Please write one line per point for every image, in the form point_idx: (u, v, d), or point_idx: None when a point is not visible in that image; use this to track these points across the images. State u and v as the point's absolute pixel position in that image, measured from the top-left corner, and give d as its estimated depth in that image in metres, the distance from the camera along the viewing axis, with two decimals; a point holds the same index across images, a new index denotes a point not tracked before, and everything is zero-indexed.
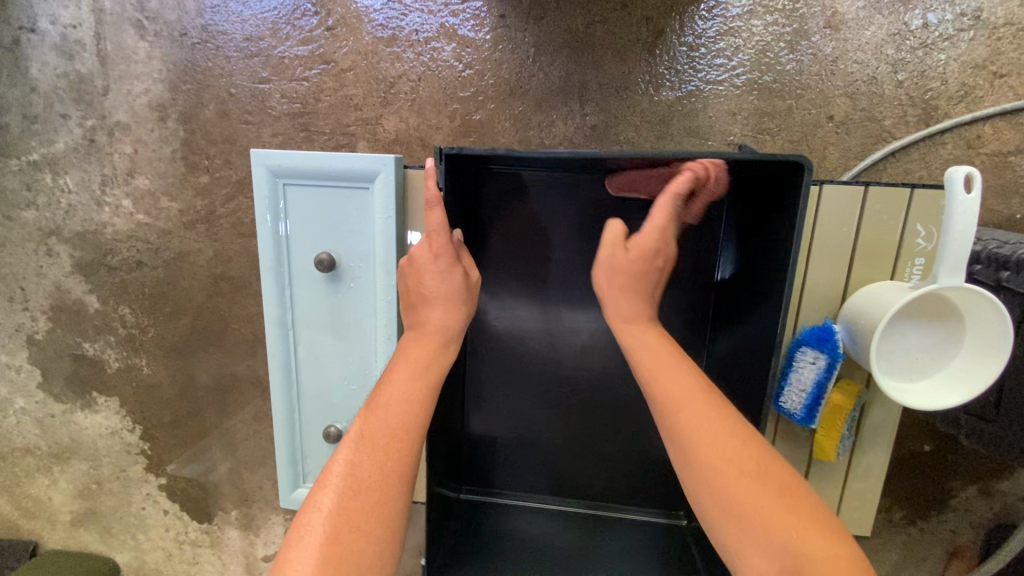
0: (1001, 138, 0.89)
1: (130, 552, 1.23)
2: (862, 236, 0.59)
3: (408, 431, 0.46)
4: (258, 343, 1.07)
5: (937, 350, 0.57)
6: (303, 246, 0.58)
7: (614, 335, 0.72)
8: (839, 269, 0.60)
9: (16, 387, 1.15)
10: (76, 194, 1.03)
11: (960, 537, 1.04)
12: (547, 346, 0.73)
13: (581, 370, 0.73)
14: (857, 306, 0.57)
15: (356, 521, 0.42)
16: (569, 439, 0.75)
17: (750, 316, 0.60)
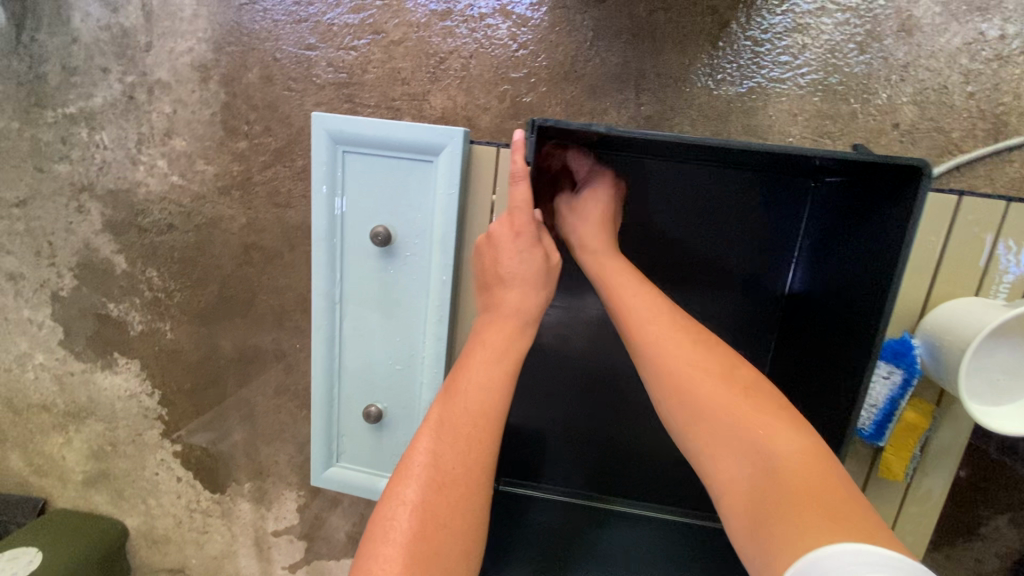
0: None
1: (139, 517, 1.23)
2: (949, 252, 0.59)
3: (487, 419, 0.50)
4: (285, 316, 1.05)
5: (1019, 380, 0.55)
6: (359, 218, 0.56)
7: None
8: (921, 283, 0.60)
9: (37, 343, 1.14)
10: (111, 151, 1.01)
11: (986, 566, 1.02)
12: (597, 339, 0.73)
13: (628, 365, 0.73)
14: (941, 323, 0.56)
15: (447, 508, 0.46)
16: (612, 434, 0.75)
17: (832, 327, 0.60)
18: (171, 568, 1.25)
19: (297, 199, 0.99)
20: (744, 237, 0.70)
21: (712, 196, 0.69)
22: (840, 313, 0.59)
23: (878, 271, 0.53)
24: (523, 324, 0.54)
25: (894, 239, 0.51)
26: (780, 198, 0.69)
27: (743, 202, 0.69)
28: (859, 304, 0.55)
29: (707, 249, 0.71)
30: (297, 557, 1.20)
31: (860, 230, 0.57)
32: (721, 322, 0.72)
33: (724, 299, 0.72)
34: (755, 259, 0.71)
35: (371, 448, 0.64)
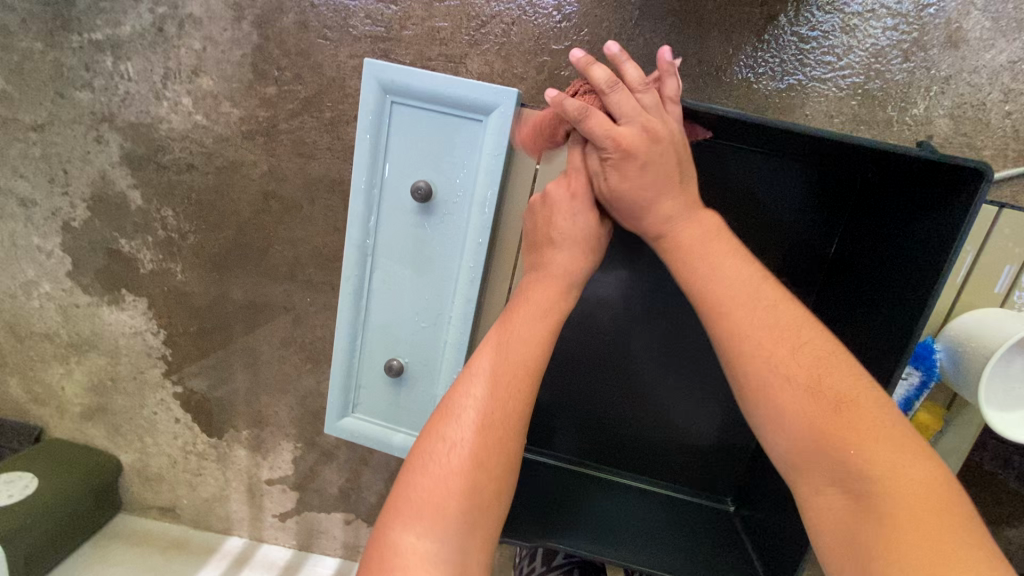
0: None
1: (134, 454, 1.23)
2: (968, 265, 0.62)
3: (530, 373, 0.52)
4: (298, 269, 1.05)
5: None
6: (400, 172, 0.56)
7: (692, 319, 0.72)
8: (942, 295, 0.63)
9: (44, 271, 1.13)
10: (135, 83, 0.99)
11: None
12: (628, 322, 0.73)
13: (654, 352, 0.73)
14: (964, 336, 0.58)
15: (481, 463, 0.48)
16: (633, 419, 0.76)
17: (870, 325, 0.61)
18: (162, 506, 1.26)
19: (321, 151, 0.98)
20: (783, 231, 0.70)
21: (759, 187, 0.69)
22: (877, 313, 0.61)
23: (929, 267, 0.55)
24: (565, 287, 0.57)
25: (950, 239, 0.52)
26: (826, 198, 0.69)
27: (784, 199, 0.69)
28: (903, 305, 0.57)
29: (746, 239, 0.71)
30: (288, 506, 1.22)
31: (908, 231, 0.59)
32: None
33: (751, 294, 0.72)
34: (793, 255, 0.71)
35: (388, 402, 0.64)
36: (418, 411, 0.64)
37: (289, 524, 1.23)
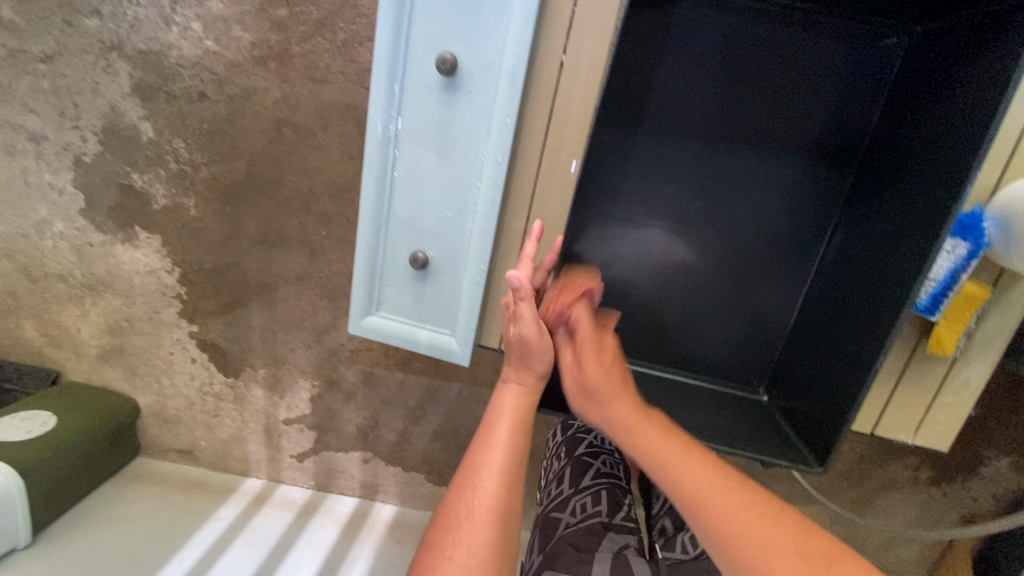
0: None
1: (152, 396, 1.24)
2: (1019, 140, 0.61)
3: (509, 477, 0.56)
4: (313, 201, 1.04)
5: None
6: (424, 47, 0.54)
7: (740, 195, 0.79)
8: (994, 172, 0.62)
9: (57, 210, 1.12)
10: (143, 8, 0.97)
11: (979, 506, 1.06)
12: (681, 209, 0.80)
13: (704, 229, 0.80)
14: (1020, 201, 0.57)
15: (502, 567, 0.51)
16: (679, 298, 0.84)
17: (924, 170, 0.65)
18: (181, 449, 1.27)
19: (335, 76, 0.96)
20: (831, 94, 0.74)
21: (805, 49, 0.73)
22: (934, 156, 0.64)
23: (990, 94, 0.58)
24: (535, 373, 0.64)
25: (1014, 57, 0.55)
26: (871, 57, 0.73)
27: (823, 59, 0.73)
28: (963, 136, 0.60)
29: (797, 106, 0.75)
30: (305, 447, 1.22)
31: (965, 71, 0.62)
32: (784, 191, 0.78)
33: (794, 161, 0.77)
34: (842, 120, 0.75)
35: (412, 301, 0.63)
36: (443, 305, 0.63)
37: (307, 465, 1.24)
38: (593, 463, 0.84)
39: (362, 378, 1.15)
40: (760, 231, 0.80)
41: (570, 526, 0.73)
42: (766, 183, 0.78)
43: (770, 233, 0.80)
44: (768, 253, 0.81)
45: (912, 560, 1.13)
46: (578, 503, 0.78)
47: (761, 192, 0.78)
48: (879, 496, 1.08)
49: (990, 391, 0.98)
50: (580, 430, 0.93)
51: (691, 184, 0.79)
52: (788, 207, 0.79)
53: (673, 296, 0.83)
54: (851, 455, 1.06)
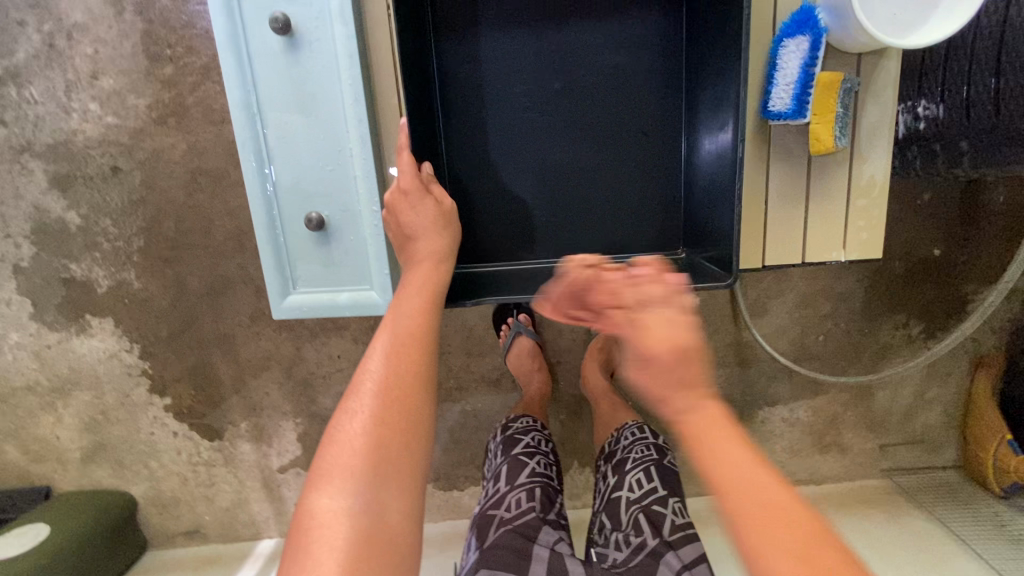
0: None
1: (145, 484, 1.21)
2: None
3: (420, 340, 0.52)
4: (245, 238, 1.06)
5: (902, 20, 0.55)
6: (256, 14, 0.56)
7: (584, 68, 0.68)
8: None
9: (9, 322, 1.13)
10: (42, 105, 1.02)
11: (982, 345, 1.05)
12: (524, 100, 0.69)
13: (558, 114, 0.69)
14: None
15: (392, 459, 0.45)
16: (555, 196, 0.72)
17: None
18: (187, 530, 1.23)
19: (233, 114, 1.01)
20: None
21: None
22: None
23: None
24: (438, 257, 0.58)
25: None
26: None
27: None
28: None
29: None
30: None
31: None
32: (643, 42, 0.67)
33: (642, 9, 0.66)
34: None
35: (322, 264, 0.63)
36: (352, 260, 0.63)
37: None
38: (531, 461, 0.73)
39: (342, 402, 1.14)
40: (632, 97, 0.69)
41: (509, 532, 0.64)
42: (610, 42, 0.67)
43: (649, 90, 0.69)
44: (639, 118, 0.69)
45: (939, 423, 1.09)
46: (514, 501, 0.67)
47: (609, 55, 0.67)
48: (880, 365, 1.06)
49: (946, 226, 0.99)
50: (520, 428, 0.80)
51: (529, 68, 0.68)
52: (644, 60, 0.68)
53: (546, 195, 0.72)
54: (837, 332, 1.04)
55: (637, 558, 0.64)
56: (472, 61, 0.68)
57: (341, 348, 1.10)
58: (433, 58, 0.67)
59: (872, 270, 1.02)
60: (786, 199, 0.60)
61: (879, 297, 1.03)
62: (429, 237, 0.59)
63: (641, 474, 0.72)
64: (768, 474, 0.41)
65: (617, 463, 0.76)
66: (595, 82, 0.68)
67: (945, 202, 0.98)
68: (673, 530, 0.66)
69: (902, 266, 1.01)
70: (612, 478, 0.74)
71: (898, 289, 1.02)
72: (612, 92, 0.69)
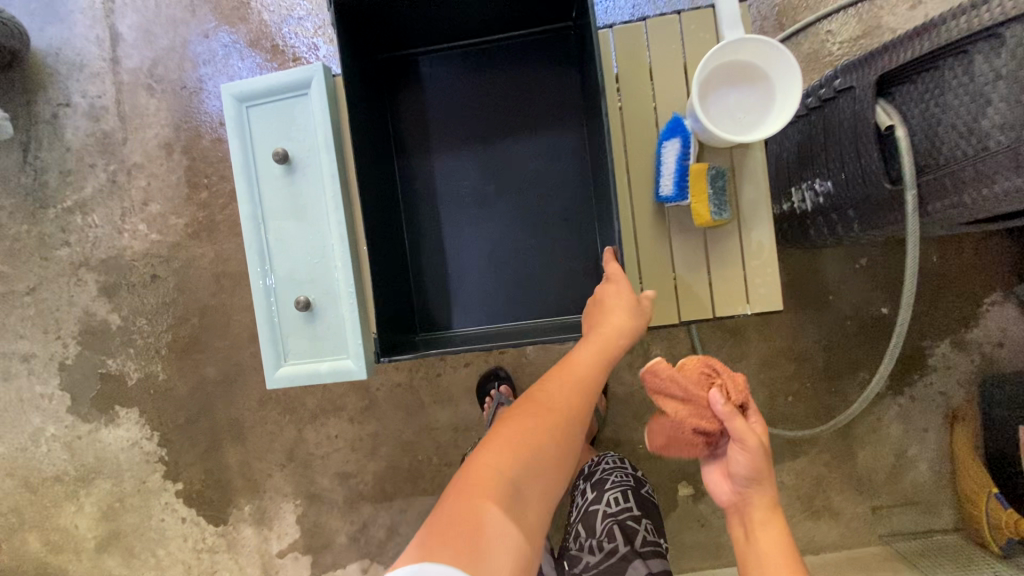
0: (836, 35, 1.10)
1: (151, 573, 1.26)
2: (657, 52, 0.70)
3: (579, 401, 0.61)
4: (258, 329, 1.20)
5: (740, 114, 0.64)
6: (263, 152, 0.75)
7: (516, 172, 0.83)
8: (678, 81, 0.70)
9: (49, 415, 1.26)
10: (101, 227, 1.24)
11: (953, 398, 1.07)
12: (469, 201, 0.84)
13: (498, 208, 0.84)
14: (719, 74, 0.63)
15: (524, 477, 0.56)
16: (501, 273, 0.84)
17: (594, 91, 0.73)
18: None
19: None
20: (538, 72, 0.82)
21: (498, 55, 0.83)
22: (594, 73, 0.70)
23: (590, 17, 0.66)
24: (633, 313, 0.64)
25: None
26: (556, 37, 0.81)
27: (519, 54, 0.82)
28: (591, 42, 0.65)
29: (515, 89, 0.83)
30: None
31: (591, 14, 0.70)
32: (560, 148, 0.82)
33: (558, 123, 0.82)
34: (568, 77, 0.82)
35: (309, 338, 0.75)
36: (332, 334, 0.75)
37: None
38: None
39: (339, 481, 1.20)
40: (559, 191, 0.83)
41: None
42: (535, 151, 0.83)
43: (572, 184, 0.83)
44: (567, 206, 0.83)
45: (929, 482, 1.08)
46: None
47: (536, 161, 0.83)
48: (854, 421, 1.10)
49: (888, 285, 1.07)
50: None
51: (472, 175, 0.84)
52: (565, 161, 0.83)
53: (493, 273, 0.84)
54: (804, 392, 1.09)
55: (609, 561, 0.75)
56: (428, 172, 0.85)
57: (339, 428, 1.19)
58: (396, 170, 0.84)
59: (827, 330, 1.09)
60: (691, 264, 0.70)
61: (838, 355, 1.09)
62: (617, 313, 0.64)
63: (618, 493, 0.81)
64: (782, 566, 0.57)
65: (595, 481, 0.84)
66: (523, 180, 0.83)
67: (883, 265, 1.07)
68: (645, 543, 0.76)
69: (854, 325, 1.08)
70: (591, 493, 0.83)
71: (856, 347, 1.08)
72: (540, 189, 0.83)
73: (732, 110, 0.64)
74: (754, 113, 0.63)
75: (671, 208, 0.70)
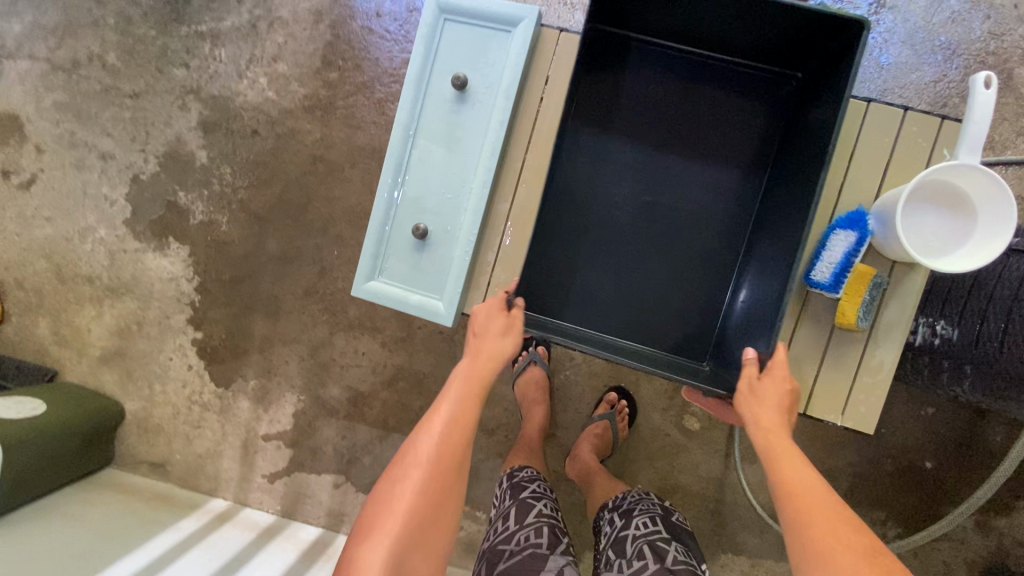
0: (1005, 184, 1.06)
1: (140, 402, 1.28)
2: (865, 141, 0.67)
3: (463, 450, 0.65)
4: (331, 225, 1.20)
5: (918, 236, 0.62)
6: (443, 70, 0.73)
7: (677, 198, 0.80)
8: (872, 176, 0.67)
9: (104, 218, 1.27)
10: (224, 65, 1.22)
11: (953, 572, 1.06)
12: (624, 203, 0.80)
13: (649, 222, 0.80)
14: (939, 190, 0.61)
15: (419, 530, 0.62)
16: (622, 282, 0.81)
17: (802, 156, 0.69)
18: (153, 461, 1.27)
19: (368, 125, 1.19)
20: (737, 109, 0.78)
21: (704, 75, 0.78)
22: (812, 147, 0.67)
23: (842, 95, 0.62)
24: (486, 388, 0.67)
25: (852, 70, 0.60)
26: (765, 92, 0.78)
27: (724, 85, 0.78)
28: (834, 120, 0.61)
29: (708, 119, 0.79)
30: (280, 465, 1.23)
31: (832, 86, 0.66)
32: (725, 189, 0.80)
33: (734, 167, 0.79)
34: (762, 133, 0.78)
35: (411, 265, 0.75)
36: (435, 271, 0.74)
37: (277, 487, 1.23)
38: (538, 503, 0.82)
39: (346, 395, 1.20)
40: (706, 233, 0.80)
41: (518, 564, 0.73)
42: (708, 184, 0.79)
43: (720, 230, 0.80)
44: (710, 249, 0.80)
45: None
46: (523, 537, 0.76)
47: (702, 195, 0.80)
48: None
49: (943, 441, 1.05)
50: (525, 476, 0.89)
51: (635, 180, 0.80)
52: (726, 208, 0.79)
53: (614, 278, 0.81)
54: None
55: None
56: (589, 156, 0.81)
57: (368, 348, 1.19)
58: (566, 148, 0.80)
59: (863, 458, 1.07)
60: (804, 353, 0.69)
61: (865, 486, 1.07)
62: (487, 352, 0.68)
63: (646, 519, 0.81)
64: (803, 469, 0.58)
65: (625, 510, 0.85)
66: (677, 206, 0.80)
67: (947, 421, 1.05)
68: (676, 561, 0.73)
69: (891, 465, 1.07)
70: (620, 521, 0.84)
71: (885, 487, 1.07)
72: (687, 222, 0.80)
73: (918, 226, 0.62)
74: (928, 246, 0.62)
75: (813, 292, 0.68)
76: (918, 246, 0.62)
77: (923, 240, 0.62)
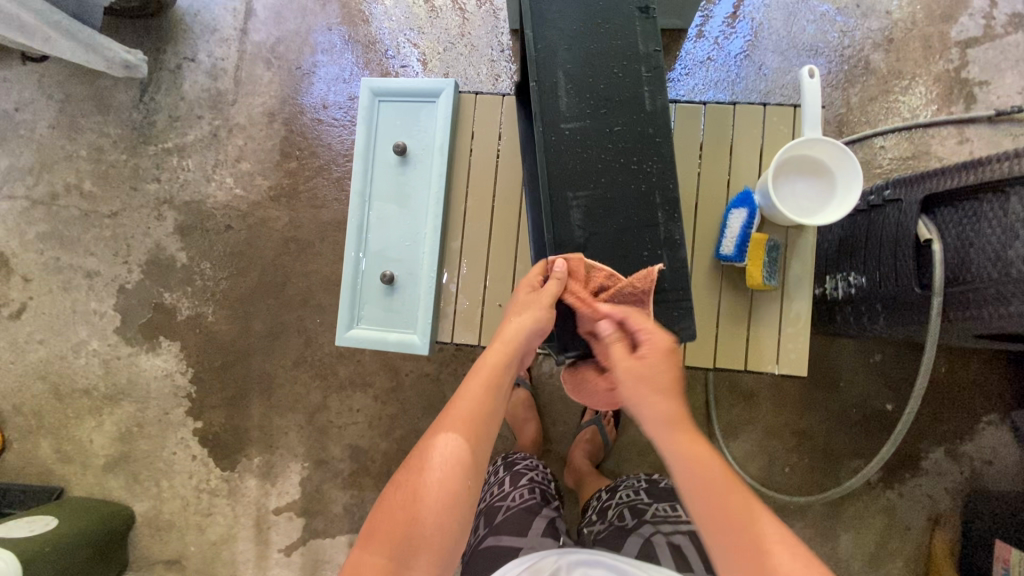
0: (887, 151, 1.22)
1: (149, 502, 1.30)
2: (739, 137, 0.81)
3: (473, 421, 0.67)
4: (310, 296, 1.29)
5: (793, 202, 0.74)
6: (385, 141, 0.86)
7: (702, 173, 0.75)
8: (752, 162, 0.81)
9: (95, 331, 1.34)
10: (192, 173, 1.35)
11: (938, 503, 1.13)
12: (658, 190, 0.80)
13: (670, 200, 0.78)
14: (801, 162, 0.74)
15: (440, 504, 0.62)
16: None
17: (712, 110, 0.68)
18: (168, 559, 1.29)
19: (330, 202, 1.31)
20: None
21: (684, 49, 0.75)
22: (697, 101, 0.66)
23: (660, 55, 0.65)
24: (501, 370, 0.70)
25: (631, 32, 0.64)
26: None
27: None
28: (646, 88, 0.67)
29: None
30: (294, 536, 1.26)
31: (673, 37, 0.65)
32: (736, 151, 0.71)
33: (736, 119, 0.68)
34: None
35: (385, 307, 0.85)
36: (407, 309, 0.84)
37: (294, 558, 1.26)
38: (530, 470, 0.93)
39: (348, 453, 1.26)
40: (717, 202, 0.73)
41: (510, 513, 0.83)
42: None
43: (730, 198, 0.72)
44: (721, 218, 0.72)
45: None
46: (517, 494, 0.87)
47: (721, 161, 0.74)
48: (843, 505, 1.16)
49: (897, 383, 1.15)
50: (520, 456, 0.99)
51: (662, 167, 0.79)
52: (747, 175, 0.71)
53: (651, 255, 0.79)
54: (801, 466, 1.16)
55: (620, 528, 0.81)
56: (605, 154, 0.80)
57: (362, 403, 1.26)
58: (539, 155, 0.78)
59: (831, 413, 1.16)
60: (734, 318, 0.79)
61: (839, 438, 1.16)
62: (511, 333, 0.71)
63: (630, 492, 0.89)
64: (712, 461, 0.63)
65: (612, 487, 0.92)
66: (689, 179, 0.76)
67: (894, 364, 1.15)
68: (655, 516, 0.81)
69: (857, 414, 1.16)
70: (606, 495, 0.92)
71: (857, 435, 1.16)
72: None
73: (791, 194, 0.74)
74: (801, 208, 0.74)
75: (727, 265, 0.80)
76: (794, 209, 0.74)
77: (798, 203, 0.74)
